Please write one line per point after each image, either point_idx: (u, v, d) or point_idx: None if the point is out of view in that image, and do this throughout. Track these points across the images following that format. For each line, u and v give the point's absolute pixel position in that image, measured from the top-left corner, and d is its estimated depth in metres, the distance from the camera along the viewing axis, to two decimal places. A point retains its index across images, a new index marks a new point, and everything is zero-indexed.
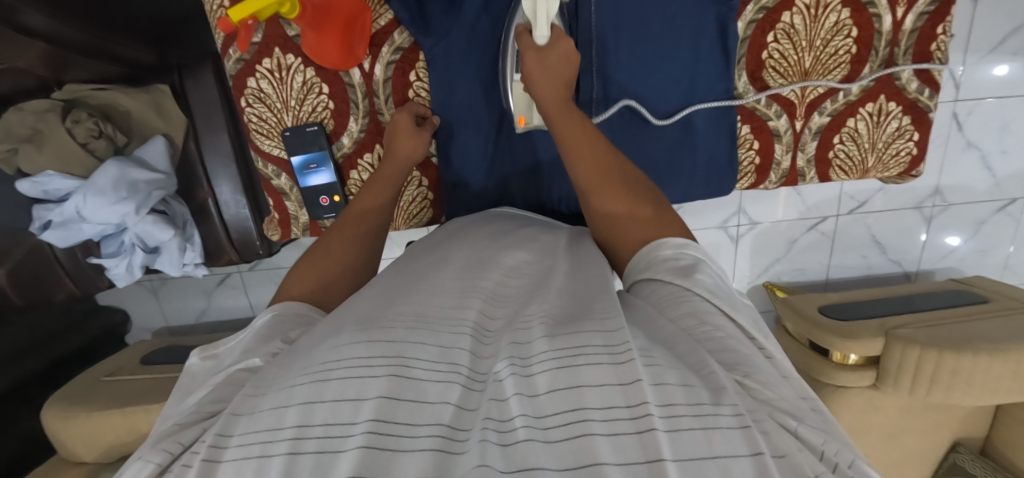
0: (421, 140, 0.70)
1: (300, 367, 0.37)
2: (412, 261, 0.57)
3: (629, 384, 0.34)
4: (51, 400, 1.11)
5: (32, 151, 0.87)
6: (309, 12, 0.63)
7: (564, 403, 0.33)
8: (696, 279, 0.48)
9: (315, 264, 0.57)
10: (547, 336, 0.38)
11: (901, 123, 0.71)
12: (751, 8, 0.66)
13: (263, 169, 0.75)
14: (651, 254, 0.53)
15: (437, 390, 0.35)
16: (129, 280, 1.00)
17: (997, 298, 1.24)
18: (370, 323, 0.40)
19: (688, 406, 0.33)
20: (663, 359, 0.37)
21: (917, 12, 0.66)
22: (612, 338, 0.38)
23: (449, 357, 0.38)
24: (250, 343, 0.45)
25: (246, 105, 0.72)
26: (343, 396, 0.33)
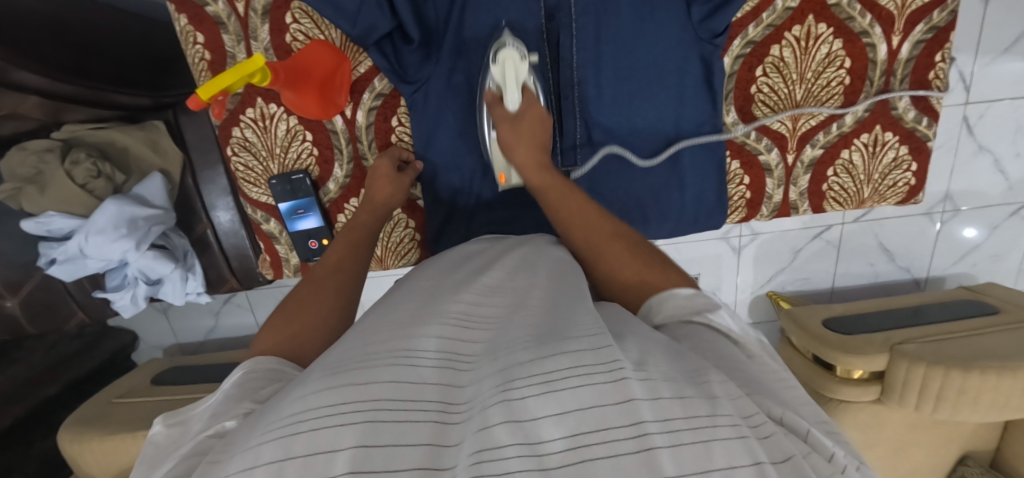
0: (399, 185, 0.71)
1: (266, 424, 0.33)
2: (394, 295, 0.55)
3: (624, 403, 0.31)
4: (67, 424, 1.15)
5: (35, 193, 0.88)
6: (282, 76, 0.64)
7: (560, 428, 0.30)
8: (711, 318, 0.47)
9: (293, 317, 0.55)
10: (536, 357, 0.35)
11: (898, 153, 0.69)
12: (738, 42, 0.64)
13: (253, 215, 0.77)
14: (666, 299, 0.50)
15: (416, 430, 0.32)
16: (134, 310, 1.03)
17: (1009, 309, 1.20)
18: (340, 368, 0.36)
19: (684, 420, 0.31)
20: (659, 381, 0.34)
21: (913, 40, 0.64)
22: (599, 354, 0.34)
23: (426, 395, 0.35)
24: (218, 407, 0.43)
25: (233, 154, 0.73)
26: (315, 449, 0.29)
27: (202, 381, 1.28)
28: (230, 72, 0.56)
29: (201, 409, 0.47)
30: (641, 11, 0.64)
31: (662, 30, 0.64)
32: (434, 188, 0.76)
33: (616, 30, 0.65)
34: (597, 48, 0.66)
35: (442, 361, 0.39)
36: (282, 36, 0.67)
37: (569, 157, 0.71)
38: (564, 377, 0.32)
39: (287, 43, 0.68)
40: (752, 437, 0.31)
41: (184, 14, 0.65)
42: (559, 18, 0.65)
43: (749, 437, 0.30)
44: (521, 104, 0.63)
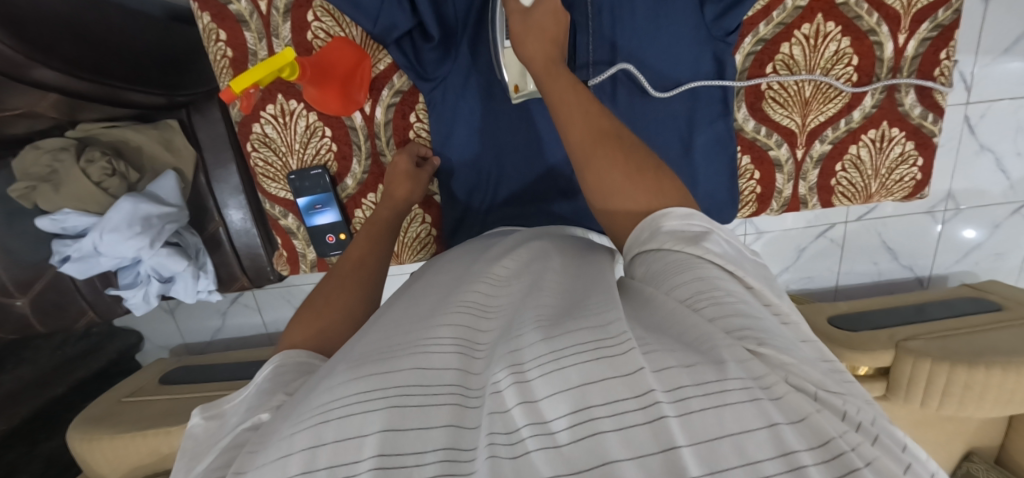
0: (417, 182, 0.72)
1: (299, 415, 0.34)
2: (414, 289, 0.56)
3: (630, 375, 0.31)
4: (75, 423, 1.15)
5: (50, 191, 0.89)
6: (309, 72, 0.65)
7: (569, 404, 0.30)
8: (704, 245, 0.45)
9: (319, 312, 0.56)
10: (542, 338, 0.35)
11: (904, 148, 0.70)
12: (749, 40, 0.66)
13: (271, 210, 0.77)
14: (657, 223, 0.49)
15: (435, 414, 0.33)
16: (146, 308, 1.03)
17: (1012, 306, 1.21)
18: (364, 359, 0.37)
19: (694, 387, 0.30)
20: (665, 353, 0.33)
21: (919, 38, 0.65)
22: (603, 333, 0.35)
23: (443, 379, 0.36)
24: (253, 400, 0.43)
25: (252, 150, 0.74)
26: (344, 436, 0.31)
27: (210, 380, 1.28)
28: (261, 65, 0.58)
29: (235, 403, 0.47)
30: (655, 10, 0.65)
31: (674, 27, 0.66)
32: (449, 183, 0.77)
33: (630, 28, 0.67)
34: (610, 46, 0.68)
35: (455, 344, 0.39)
36: (303, 34, 0.69)
37: None
38: (575, 356, 0.32)
39: (308, 41, 0.69)
40: (763, 399, 0.29)
41: (207, 12, 0.67)
42: (574, 17, 0.67)
43: (760, 399, 0.29)
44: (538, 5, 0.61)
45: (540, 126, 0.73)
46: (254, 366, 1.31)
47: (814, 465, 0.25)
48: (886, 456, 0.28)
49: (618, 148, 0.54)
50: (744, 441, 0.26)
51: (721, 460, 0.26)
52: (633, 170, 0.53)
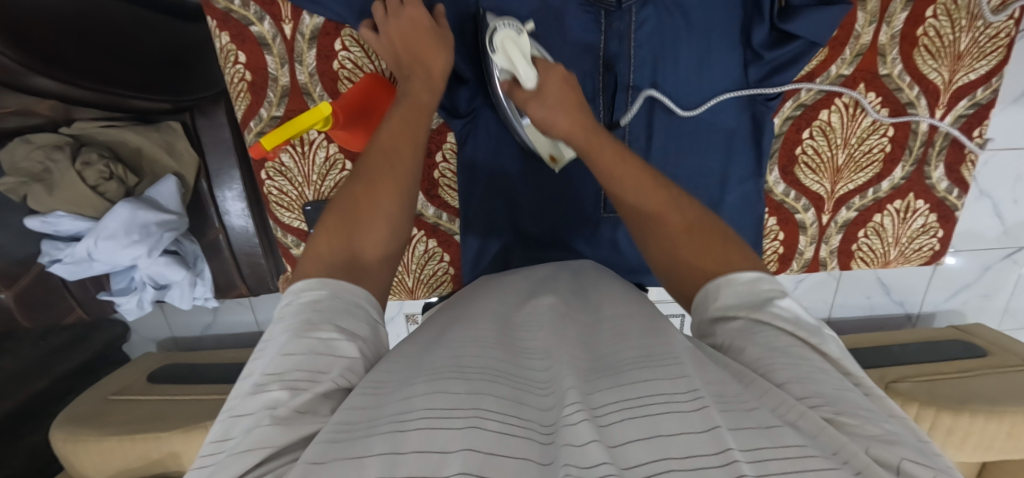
0: (442, 47, 0.59)
1: (373, 416, 0.33)
2: (457, 316, 0.53)
3: (708, 430, 0.30)
4: (60, 421, 1.12)
5: (42, 193, 0.85)
6: (341, 119, 0.60)
7: (652, 452, 0.29)
8: (771, 309, 0.43)
9: (341, 224, 0.48)
10: (610, 388, 0.36)
11: (926, 220, 0.70)
12: (789, 104, 0.65)
13: (282, 238, 0.71)
14: (722, 287, 0.47)
15: (519, 447, 0.30)
16: (138, 314, 0.99)
17: (996, 351, 1.26)
18: (437, 373, 0.37)
19: (769, 448, 0.29)
20: (740, 414, 0.33)
21: (955, 114, 0.65)
22: (678, 384, 0.35)
23: (515, 410, 0.34)
24: (297, 367, 0.36)
25: (267, 178, 0.68)
26: (427, 447, 0.29)
27: (201, 382, 1.26)
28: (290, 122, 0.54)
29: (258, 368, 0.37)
30: (696, 68, 0.64)
31: (717, 84, 0.64)
32: (470, 222, 0.74)
33: (670, 82, 0.65)
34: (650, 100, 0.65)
35: (512, 384, 0.38)
36: (329, 62, 0.69)
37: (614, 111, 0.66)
38: (643, 406, 0.33)
39: (335, 70, 0.69)
40: (844, 470, 0.27)
41: (226, 32, 0.67)
42: (616, 68, 0.64)
43: (841, 470, 0.27)
44: (538, 78, 0.58)
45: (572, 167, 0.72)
46: None
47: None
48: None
49: (669, 208, 0.53)
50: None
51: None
52: (687, 231, 0.51)
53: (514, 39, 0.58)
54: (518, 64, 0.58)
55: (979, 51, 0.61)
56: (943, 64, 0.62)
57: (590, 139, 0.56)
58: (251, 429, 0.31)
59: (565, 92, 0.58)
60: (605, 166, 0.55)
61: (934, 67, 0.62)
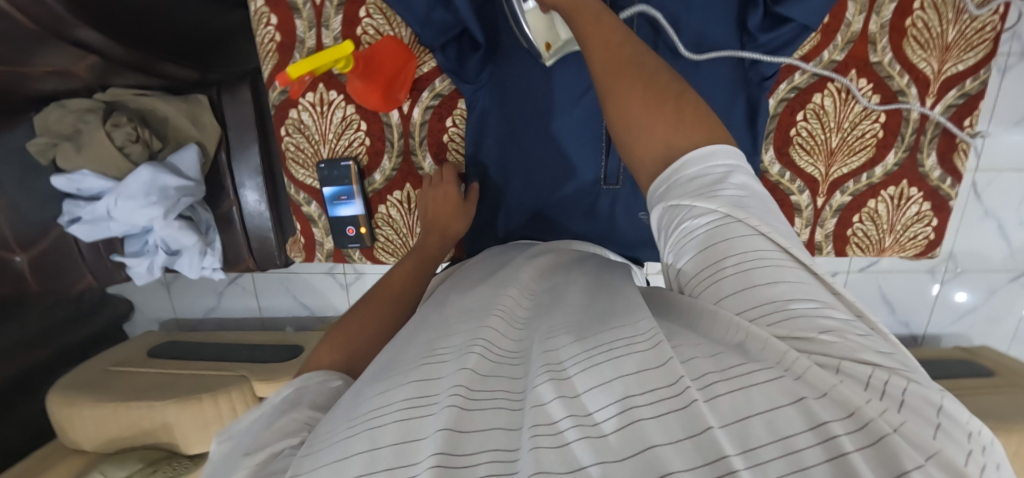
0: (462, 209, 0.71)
1: (354, 414, 0.38)
2: (444, 292, 0.57)
3: (660, 366, 0.33)
4: (58, 387, 1.13)
5: (71, 150, 0.90)
6: (359, 66, 0.68)
7: (609, 395, 0.32)
8: (726, 197, 0.41)
9: (348, 339, 0.55)
10: (574, 342, 0.38)
11: (920, 208, 0.70)
12: (784, 86, 0.66)
13: (294, 195, 0.73)
14: (684, 170, 0.44)
15: (485, 417, 0.34)
16: (146, 278, 1.02)
17: (1003, 372, 1.23)
18: (412, 363, 0.41)
19: (718, 372, 0.32)
20: (690, 347, 0.36)
21: (945, 103, 0.66)
22: (635, 329, 0.37)
23: (484, 376, 0.38)
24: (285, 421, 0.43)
25: (285, 134, 0.71)
26: (402, 440, 0.33)
27: (200, 359, 1.26)
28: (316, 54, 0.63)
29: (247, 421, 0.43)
30: (695, 50, 0.65)
31: (716, 65, 0.65)
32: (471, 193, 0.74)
33: (672, 61, 0.66)
34: None
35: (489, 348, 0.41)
36: (353, 27, 0.72)
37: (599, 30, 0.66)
38: (603, 354, 0.35)
39: (357, 34, 0.72)
40: (786, 379, 0.31)
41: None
42: None
43: (784, 378, 0.31)
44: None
45: (568, 142, 0.71)
46: (247, 349, 1.30)
47: (856, 447, 0.26)
48: (912, 422, 0.28)
49: (639, 79, 0.49)
50: (775, 419, 0.28)
51: (752, 439, 0.27)
52: (650, 99, 0.48)
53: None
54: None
55: (967, 43, 0.63)
56: (932, 54, 0.64)
57: (576, 9, 0.55)
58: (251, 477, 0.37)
59: None
60: (591, 48, 0.53)
61: (923, 57, 0.64)
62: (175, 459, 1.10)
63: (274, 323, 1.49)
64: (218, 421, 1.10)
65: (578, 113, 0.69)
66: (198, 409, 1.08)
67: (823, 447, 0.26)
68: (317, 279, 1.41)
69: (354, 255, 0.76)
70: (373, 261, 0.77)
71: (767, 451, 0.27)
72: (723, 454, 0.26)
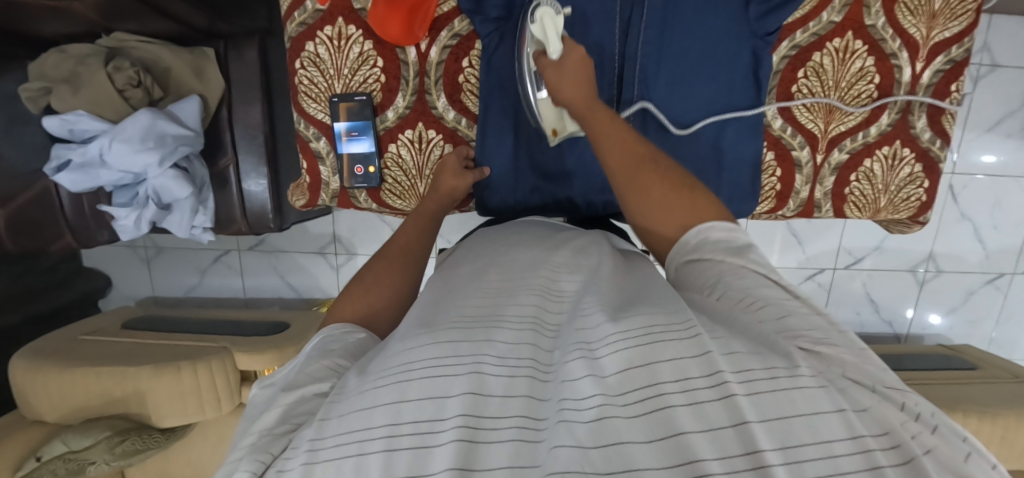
0: (462, 179, 0.69)
1: (376, 370, 0.37)
2: (458, 275, 0.54)
3: (699, 356, 0.31)
4: (22, 352, 1.05)
5: (68, 92, 0.89)
6: None
7: (640, 379, 0.31)
8: (750, 257, 0.44)
9: (365, 292, 0.54)
10: (609, 321, 0.37)
11: (913, 169, 0.74)
12: (786, 44, 0.69)
13: (304, 130, 0.72)
14: (702, 235, 0.47)
15: (508, 385, 0.34)
16: (133, 234, 0.99)
17: (985, 366, 1.26)
18: (434, 325, 0.40)
19: (761, 369, 0.30)
20: (731, 339, 0.34)
21: (934, 68, 0.70)
22: (672, 317, 0.36)
23: (518, 353, 0.37)
24: (302, 367, 0.43)
25: (299, 68, 0.70)
26: (427, 394, 0.33)
27: (177, 331, 1.20)
28: None
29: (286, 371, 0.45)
30: (704, 5, 0.67)
31: (723, 18, 0.68)
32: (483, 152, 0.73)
33: (683, 15, 0.68)
34: (660, 26, 0.68)
35: (512, 326, 0.40)
36: None
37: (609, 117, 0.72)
38: (635, 337, 0.34)
39: None
40: (830, 388, 0.29)
41: None
42: None
43: (827, 388, 0.29)
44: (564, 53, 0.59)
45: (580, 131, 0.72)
46: (228, 324, 1.24)
47: (891, 465, 0.25)
48: (943, 446, 0.28)
49: (651, 170, 0.52)
50: (817, 423, 0.27)
51: (792, 437, 0.26)
52: (663, 186, 0.50)
53: (551, 23, 0.60)
54: (549, 41, 0.59)
55: (952, 12, 0.68)
56: (920, 21, 0.68)
57: (591, 111, 0.57)
58: (269, 435, 0.37)
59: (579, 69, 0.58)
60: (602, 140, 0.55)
61: (912, 22, 0.68)
62: (147, 431, 1.04)
63: (258, 304, 1.43)
64: (195, 391, 1.04)
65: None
66: (175, 378, 1.02)
67: (858, 456, 0.25)
68: (307, 258, 1.37)
69: (361, 197, 0.75)
70: (380, 203, 0.76)
71: (806, 452, 0.25)
72: (757, 448, 0.25)
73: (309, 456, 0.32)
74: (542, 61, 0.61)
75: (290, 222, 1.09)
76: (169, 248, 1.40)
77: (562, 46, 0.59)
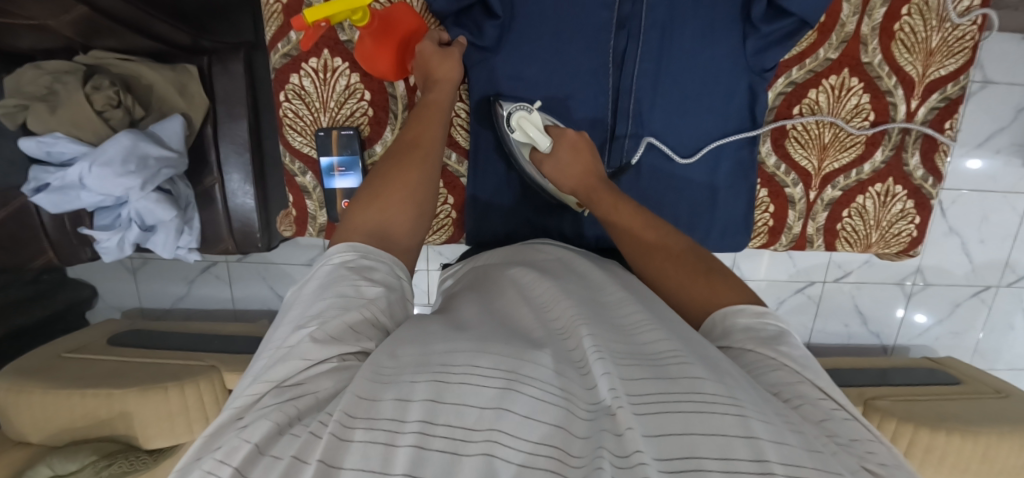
0: (451, 59, 0.62)
1: (417, 366, 0.36)
2: (495, 304, 0.52)
3: (748, 439, 0.30)
4: (5, 372, 1.03)
5: (45, 111, 0.86)
6: (376, 23, 0.61)
7: (680, 450, 0.30)
8: (783, 350, 0.41)
9: (376, 195, 0.51)
10: (662, 377, 0.36)
11: (904, 205, 0.74)
12: (782, 81, 0.69)
13: (289, 163, 0.70)
14: (728, 320, 0.46)
15: (547, 411, 0.32)
16: (116, 255, 0.97)
17: (968, 380, 1.28)
18: (488, 342, 0.39)
19: (812, 468, 0.28)
20: (781, 428, 0.32)
21: (929, 106, 0.70)
22: (724, 387, 0.34)
23: (561, 384, 0.35)
24: (320, 300, 0.40)
25: (284, 100, 0.68)
26: (467, 404, 0.32)
27: (164, 347, 1.18)
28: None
29: (305, 289, 0.44)
30: (701, 38, 0.66)
31: (718, 52, 0.67)
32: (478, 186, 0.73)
33: (679, 49, 0.67)
34: (655, 61, 0.67)
35: (556, 355, 0.39)
36: None
37: (615, 158, 0.70)
38: (686, 405, 0.33)
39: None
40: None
41: None
42: (629, 27, 0.66)
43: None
44: (554, 142, 0.64)
45: None
46: (215, 339, 1.22)
47: None
48: None
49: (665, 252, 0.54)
50: None
51: None
52: (679, 265, 0.52)
53: (530, 120, 0.64)
54: (535, 137, 0.64)
55: (948, 49, 0.67)
56: (917, 58, 0.67)
57: (593, 190, 0.61)
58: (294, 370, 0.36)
59: (571, 154, 0.63)
60: (612, 218, 0.59)
61: (909, 60, 0.67)
62: (134, 453, 1.03)
63: (247, 315, 1.42)
64: (183, 411, 1.03)
65: (584, 110, 0.69)
66: (162, 398, 1.01)
67: None
68: (296, 269, 1.36)
69: None
70: None
71: None
72: None
73: (341, 429, 0.30)
74: (537, 155, 0.65)
75: (277, 240, 1.07)
76: (155, 259, 1.37)
77: (550, 139, 0.64)
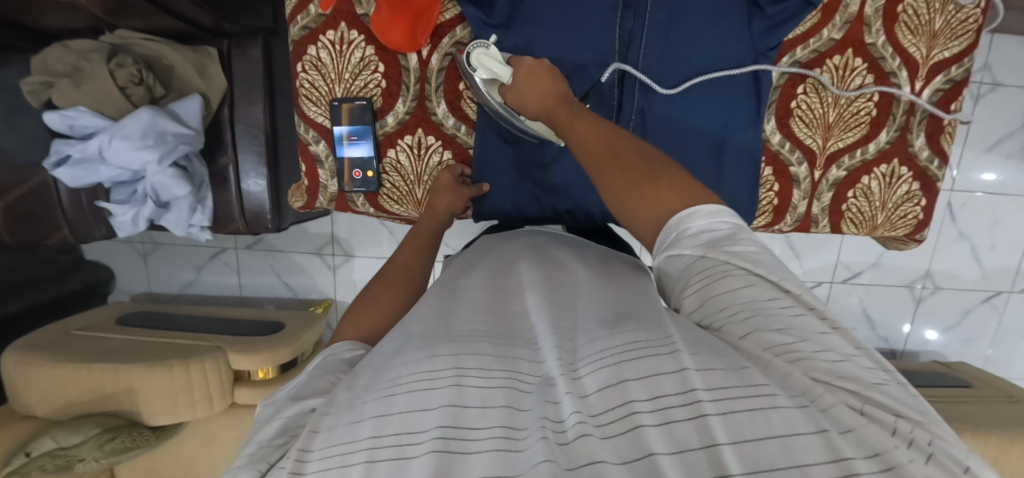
0: (458, 196, 0.70)
1: (370, 387, 0.36)
2: (464, 287, 0.49)
3: (679, 373, 0.30)
4: (16, 345, 1.05)
5: (69, 86, 0.89)
6: None
7: (614, 399, 0.30)
8: (734, 251, 0.37)
9: (366, 313, 0.53)
10: (602, 337, 0.37)
11: (910, 187, 0.74)
12: (786, 60, 0.70)
13: (304, 133, 0.74)
14: (683, 225, 0.40)
15: (491, 397, 0.32)
16: (130, 230, 1.00)
17: (980, 385, 1.25)
18: (435, 338, 0.38)
19: (739, 387, 0.28)
20: (711, 355, 0.31)
21: (933, 87, 0.70)
22: (659, 334, 0.34)
23: (501, 364, 0.35)
24: (301, 386, 0.42)
25: (301, 71, 0.71)
26: (410, 407, 0.32)
27: (171, 329, 1.20)
28: None
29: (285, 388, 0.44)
30: (708, 18, 0.68)
31: (723, 33, 0.68)
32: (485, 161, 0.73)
33: (686, 28, 0.68)
34: (662, 37, 0.69)
35: (501, 341, 0.38)
36: None
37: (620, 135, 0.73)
38: (618, 355, 0.33)
39: None
40: (811, 409, 0.27)
41: None
42: (636, 5, 0.68)
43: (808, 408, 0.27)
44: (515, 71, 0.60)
45: None
46: (222, 322, 1.23)
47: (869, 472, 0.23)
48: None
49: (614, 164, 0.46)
50: (794, 445, 0.24)
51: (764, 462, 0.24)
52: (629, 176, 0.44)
53: (490, 55, 0.61)
54: (498, 72, 0.61)
55: (952, 32, 0.68)
56: (920, 40, 0.68)
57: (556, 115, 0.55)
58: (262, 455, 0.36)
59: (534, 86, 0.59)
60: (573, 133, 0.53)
61: (912, 41, 0.68)
62: (137, 429, 1.03)
63: (253, 303, 1.43)
64: (186, 389, 1.04)
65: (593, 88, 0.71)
66: (167, 376, 1.02)
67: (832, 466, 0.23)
68: (304, 258, 1.37)
69: (359, 201, 0.77)
70: (378, 208, 0.77)
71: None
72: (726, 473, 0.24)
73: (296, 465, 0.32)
74: (505, 90, 0.62)
75: (287, 222, 1.09)
76: (166, 244, 1.39)
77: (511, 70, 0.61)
